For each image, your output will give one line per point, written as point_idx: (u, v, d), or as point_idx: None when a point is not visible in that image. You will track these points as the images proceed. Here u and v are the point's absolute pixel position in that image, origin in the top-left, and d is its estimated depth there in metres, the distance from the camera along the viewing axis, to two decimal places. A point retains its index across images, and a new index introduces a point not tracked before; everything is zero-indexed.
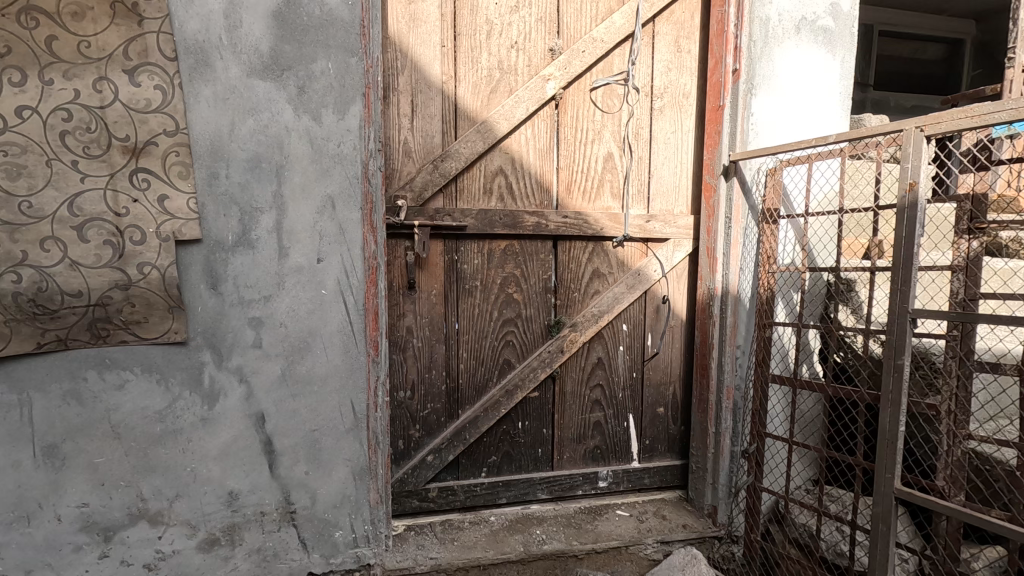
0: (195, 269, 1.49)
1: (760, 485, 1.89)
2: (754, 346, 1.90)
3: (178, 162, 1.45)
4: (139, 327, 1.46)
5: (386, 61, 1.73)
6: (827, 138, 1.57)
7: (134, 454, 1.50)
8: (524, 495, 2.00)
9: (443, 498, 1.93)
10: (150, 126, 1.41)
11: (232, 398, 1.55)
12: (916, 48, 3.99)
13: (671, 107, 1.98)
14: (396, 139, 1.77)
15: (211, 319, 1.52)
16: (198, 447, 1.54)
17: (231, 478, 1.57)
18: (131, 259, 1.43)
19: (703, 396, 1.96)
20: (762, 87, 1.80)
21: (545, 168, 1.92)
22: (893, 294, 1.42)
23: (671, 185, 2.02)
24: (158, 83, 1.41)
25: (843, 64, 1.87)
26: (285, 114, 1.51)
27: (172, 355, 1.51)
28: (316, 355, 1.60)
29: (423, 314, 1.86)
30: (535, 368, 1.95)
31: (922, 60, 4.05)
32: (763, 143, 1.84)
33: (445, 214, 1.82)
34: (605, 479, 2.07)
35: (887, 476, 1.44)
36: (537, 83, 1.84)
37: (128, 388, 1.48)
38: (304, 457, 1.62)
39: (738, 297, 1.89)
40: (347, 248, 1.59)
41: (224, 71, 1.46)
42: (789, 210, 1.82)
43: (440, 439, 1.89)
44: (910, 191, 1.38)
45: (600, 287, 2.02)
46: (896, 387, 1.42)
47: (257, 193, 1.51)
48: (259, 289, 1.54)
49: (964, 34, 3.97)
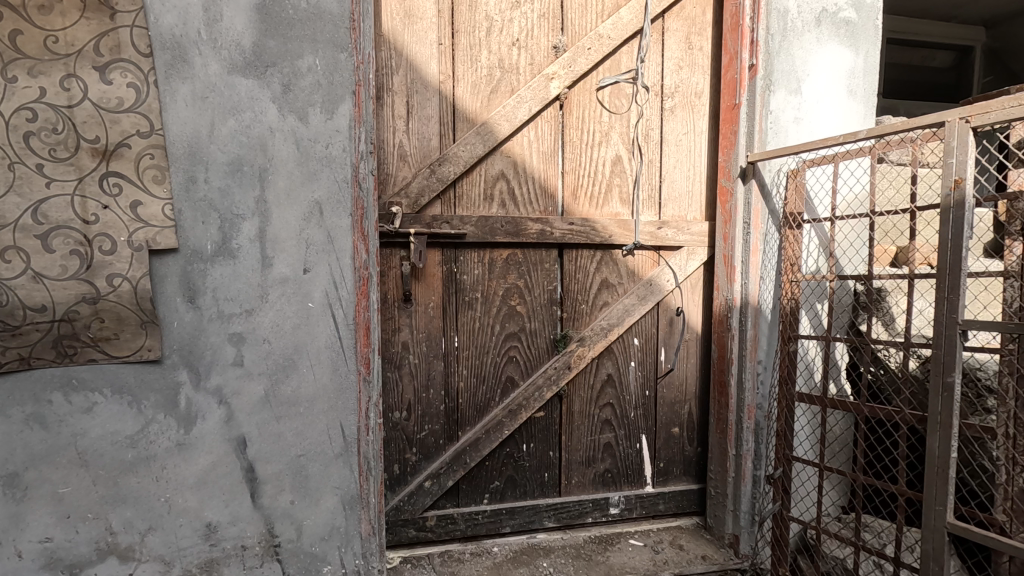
0: (171, 281, 1.38)
1: (787, 513, 1.74)
2: (776, 362, 1.75)
3: (153, 166, 1.34)
4: (109, 344, 1.34)
5: (380, 60, 1.63)
6: (856, 134, 1.44)
7: (103, 483, 1.37)
8: (529, 523, 1.85)
9: (443, 528, 1.79)
10: (123, 127, 1.31)
11: (211, 421, 1.43)
12: (925, 56, 3.86)
13: (682, 107, 1.87)
14: (390, 142, 1.67)
15: (188, 336, 1.40)
16: (173, 475, 1.41)
17: (209, 508, 1.43)
18: (100, 271, 1.31)
19: (722, 415, 1.82)
20: (781, 82, 1.68)
21: (549, 171, 1.80)
22: (939, 302, 1.29)
23: (683, 189, 1.89)
24: (132, 80, 1.31)
25: (868, 59, 1.74)
26: (269, 113, 1.40)
27: (145, 374, 1.38)
28: (302, 374, 1.47)
29: (420, 328, 1.73)
30: (541, 387, 1.82)
31: (930, 67, 3.92)
32: (783, 143, 1.71)
33: (443, 221, 1.70)
34: (617, 506, 1.92)
35: (938, 508, 1.30)
36: (541, 82, 1.74)
37: (97, 411, 1.36)
38: (289, 485, 1.48)
39: (759, 309, 1.75)
40: (336, 257, 1.47)
41: (203, 68, 1.36)
42: (812, 215, 1.70)
43: (439, 463, 1.76)
44: (956, 189, 1.25)
45: (609, 298, 1.89)
46: (947, 408, 1.28)
47: (238, 199, 1.40)
48: (241, 302, 1.42)
49: (974, 40, 3.82)
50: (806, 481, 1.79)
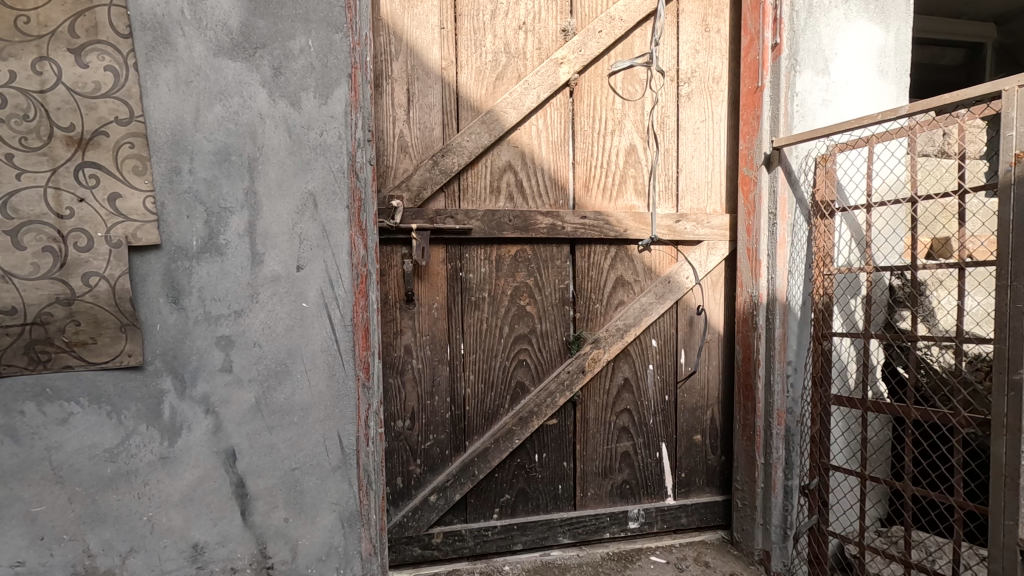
0: (153, 280, 1.27)
1: (826, 527, 1.61)
2: (809, 362, 1.63)
3: (133, 155, 1.24)
4: (86, 349, 1.24)
5: (378, 46, 1.54)
6: (898, 110, 1.32)
7: (80, 501, 1.26)
8: (543, 540, 1.73)
9: (450, 545, 1.66)
10: (100, 113, 1.21)
11: (197, 432, 1.31)
12: (933, 54, 3.69)
13: (700, 93, 1.76)
14: (390, 132, 1.57)
15: (172, 340, 1.29)
16: (157, 491, 1.30)
17: (196, 528, 1.32)
18: (75, 270, 1.21)
19: (749, 421, 1.69)
20: (807, 62, 1.57)
21: (559, 162, 1.69)
22: (1002, 290, 1.19)
23: (702, 181, 1.78)
24: (109, 63, 1.21)
25: (899, 37, 1.63)
26: (259, 99, 1.30)
27: (126, 382, 1.27)
28: (296, 380, 1.36)
29: (423, 331, 1.63)
30: (553, 393, 1.70)
31: (941, 66, 3.74)
32: (810, 127, 1.60)
33: (446, 216, 1.59)
34: (636, 520, 1.79)
35: (1009, 523, 1.19)
36: (549, 67, 1.64)
37: (73, 422, 1.25)
38: (283, 501, 1.37)
39: (788, 305, 1.63)
40: (332, 253, 1.36)
41: (187, 50, 1.26)
42: (843, 203, 1.58)
43: (445, 475, 1.64)
44: (1017, 163, 1.16)
45: (624, 297, 1.77)
46: (1015, 410, 1.17)
47: (226, 190, 1.30)
48: (230, 303, 1.31)
49: (986, 37, 3.61)
50: (843, 492, 1.66)
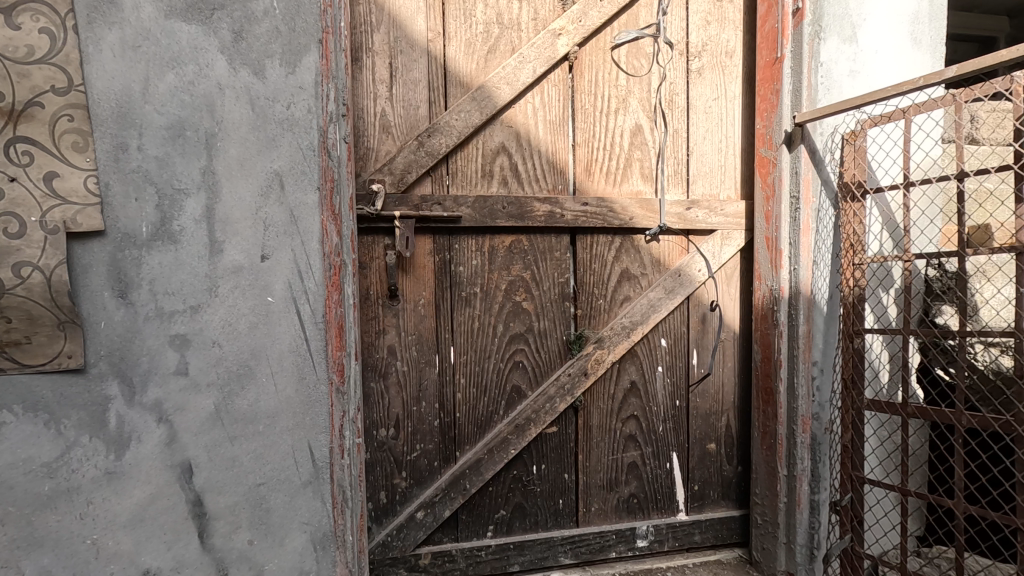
0: (96, 271, 1.12)
1: (859, 547, 1.45)
2: (838, 361, 1.48)
3: (73, 130, 1.09)
4: (19, 350, 1.09)
5: (356, 16, 1.40)
6: (946, 71, 1.16)
7: (13, 523, 1.10)
8: (542, 560, 1.56)
9: (439, 568, 1.50)
10: (34, 81, 1.06)
11: (148, 444, 1.16)
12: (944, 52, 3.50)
13: (712, 69, 1.61)
14: (371, 110, 1.42)
15: (119, 339, 1.14)
16: (102, 511, 1.14)
17: (147, 552, 1.16)
18: (4, 259, 1.06)
19: (769, 428, 1.53)
20: (833, 29, 1.42)
21: (558, 143, 1.54)
22: None
23: (714, 164, 1.63)
24: (45, 25, 1.07)
25: (934, 2, 1.48)
26: (218, 67, 1.16)
27: (65, 387, 1.12)
28: (261, 384, 1.21)
29: (409, 329, 1.47)
30: (553, 398, 1.54)
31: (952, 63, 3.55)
32: (836, 101, 1.44)
33: (433, 202, 1.44)
34: (644, 538, 1.63)
35: None
36: (546, 39, 1.49)
37: (4, 433, 1.10)
38: (246, 521, 1.21)
39: (813, 299, 1.47)
40: (301, 241, 1.21)
41: (134, 11, 1.11)
42: (874, 185, 1.44)
43: (433, 489, 1.48)
44: None
45: (630, 293, 1.61)
46: None
47: (180, 170, 1.15)
48: (185, 297, 1.16)
49: (998, 31, 3.42)
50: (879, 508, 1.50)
